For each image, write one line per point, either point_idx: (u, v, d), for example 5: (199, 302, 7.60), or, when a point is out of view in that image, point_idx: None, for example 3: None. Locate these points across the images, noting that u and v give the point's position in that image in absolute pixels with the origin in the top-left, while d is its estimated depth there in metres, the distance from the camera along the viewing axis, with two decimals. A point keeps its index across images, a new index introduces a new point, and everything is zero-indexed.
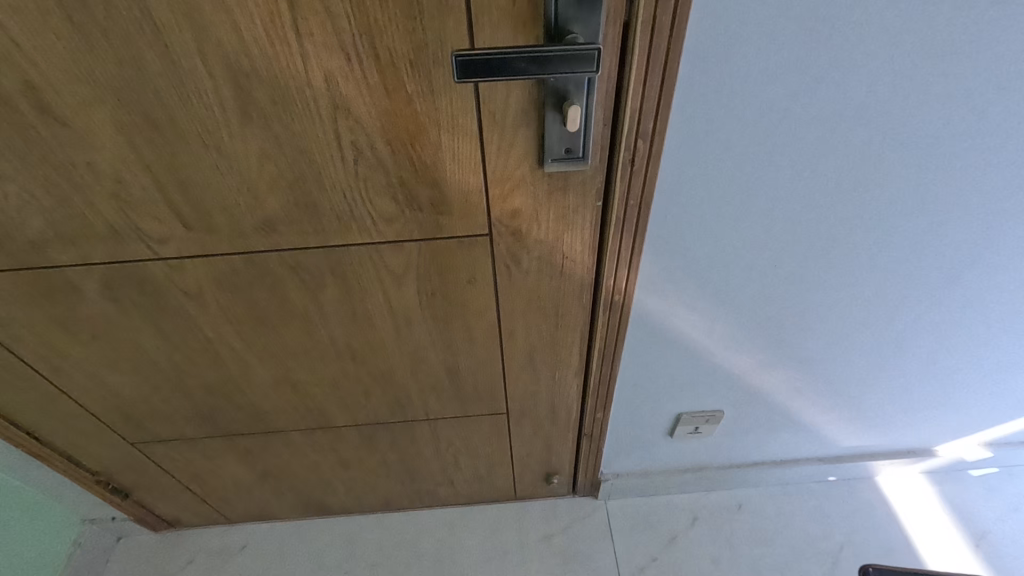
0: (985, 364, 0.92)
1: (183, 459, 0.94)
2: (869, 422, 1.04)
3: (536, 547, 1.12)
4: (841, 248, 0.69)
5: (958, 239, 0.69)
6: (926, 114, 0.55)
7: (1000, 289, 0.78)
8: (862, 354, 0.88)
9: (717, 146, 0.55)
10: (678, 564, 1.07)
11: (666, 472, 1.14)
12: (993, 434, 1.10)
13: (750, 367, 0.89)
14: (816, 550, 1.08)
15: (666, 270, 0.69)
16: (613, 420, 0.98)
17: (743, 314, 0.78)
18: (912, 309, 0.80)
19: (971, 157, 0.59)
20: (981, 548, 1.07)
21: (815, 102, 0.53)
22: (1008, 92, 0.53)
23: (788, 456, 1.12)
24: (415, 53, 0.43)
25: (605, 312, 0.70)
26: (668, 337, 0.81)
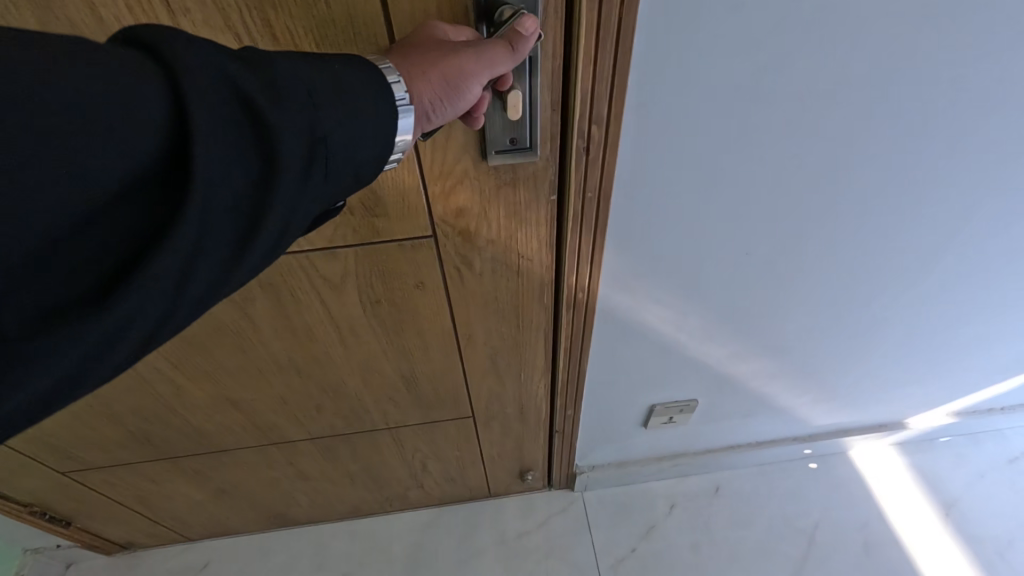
0: (955, 337, 0.91)
1: (125, 482, 0.87)
2: (843, 400, 1.04)
3: (512, 545, 1.09)
4: (815, 230, 0.65)
5: (935, 215, 0.66)
6: (906, 86, 0.50)
7: (972, 265, 0.76)
8: (837, 337, 0.86)
9: (680, 134, 0.50)
10: (657, 554, 1.06)
11: (642, 460, 1.12)
12: (962, 403, 1.11)
13: (723, 355, 0.86)
14: (793, 530, 1.08)
15: (631, 264, 0.65)
16: (585, 414, 0.94)
17: (715, 304, 0.74)
18: (886, 287, 0.77)
19: (953, 131, 0.55)
20: (950, 517, 1.08)
21: (786, 79, 0.47)
22: (987, 62, 0.49)
23: (763, 437, 1.11)
24: (318, 29, 0.42)
25: (569, 311, 0.65)
26: (638, 331, 0.77)
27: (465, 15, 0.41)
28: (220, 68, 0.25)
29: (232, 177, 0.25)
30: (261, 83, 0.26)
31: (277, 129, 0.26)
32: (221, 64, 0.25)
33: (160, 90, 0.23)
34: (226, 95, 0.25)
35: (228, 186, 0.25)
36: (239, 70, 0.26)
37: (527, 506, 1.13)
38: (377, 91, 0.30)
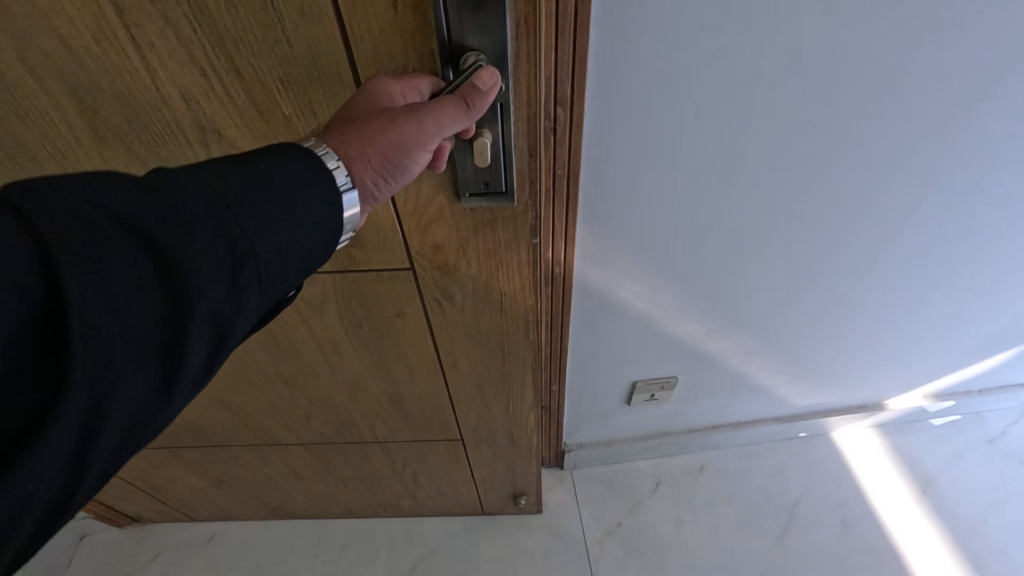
0: (935, 318, 0.93)
1: (130, 467, 0.91)
2: (818, 381, 1.07)
3: (504, 522, 1.13)
4: (781, 214, 0.69)
5: (898, 201, 0.69)
6: (852, 69, 0.52)
7: (941, 253, 0.79)
8: (810, 321, 0.90)
9: (640, 119, 0.56)
10: (641, 529, 1.11)
11: (630, 439, 1.15)
12: (939, 385, 1.14)
13: (699, 334, 0.91)
14: (773, 506, 1.12)
15: (604, 244, 0.71)
16: (569, 390, 1.01)
17: (688, 283, 0.80)
18: (858, 271, 0.80)
19: (904, 116, 0.58)
20: (926, 495, 1.12)
21: (733, 65, 0.51)
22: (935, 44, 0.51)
23: (747, 417, 1.15)
24: (283, 67, 0.40)
25: (549, 285, 0.75)
26: (616, 307, 0.84)
27: (430, 59, 0.39)
28: (103, 208, 0.25)
29: (128, 321, 0.24)
30: (159, 211, 0.25)
31: (178, 257, 0.25)
32: (104, 204, 0.25)
33: (36, 250, 0.23)
34: (114, 234, 0.24)
35: (123, 331, 0.24)
36: (127, 203, 0.25)
37: None
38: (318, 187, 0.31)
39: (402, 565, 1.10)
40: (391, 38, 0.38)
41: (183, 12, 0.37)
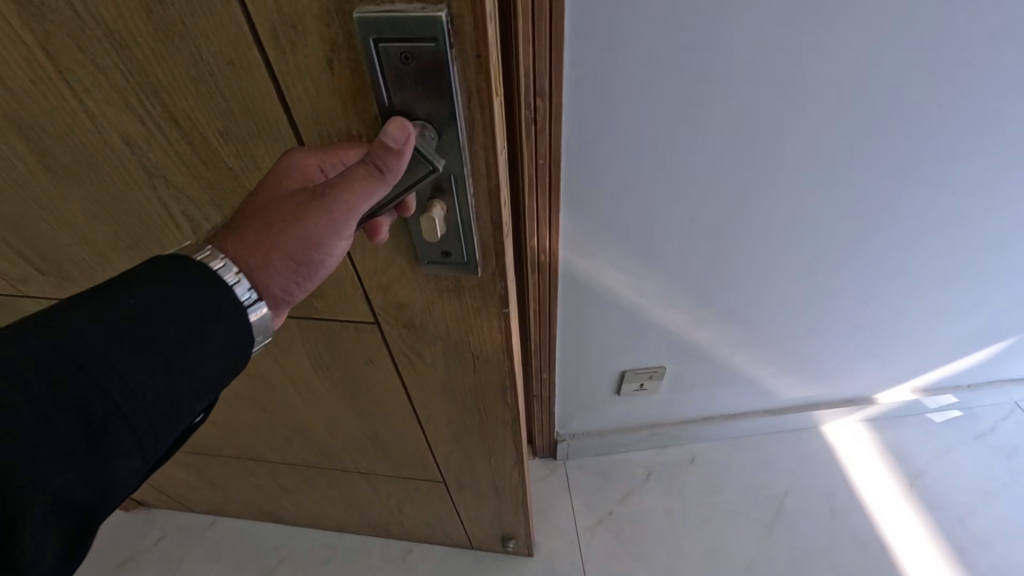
0: (910, 311, 0.97)
1: None
2: (810, 372, 1.08)
3: None
4: (754, 202, 0.73)
5: (866, 192, 0.73)
6: (808, 68, 0.57)
7: (912, 241, 0.83)
8: (792, 304, 0.93)
9: (614, 116, 0.61)
10: (631, 517, 1.13)
11: (621, 431, 1.16)
12: (928, 378, 1.14)
13: (684, 324, 0.95)
14: (762, 497, 1.13)
15: (588, 232, 0.77)
16: (561, 378, 1.04)
17: (670, 271, 0.84)
18: (834, 257, 0.84)
19: (862, 113, 0.63)
20: (915, 486, 1.13)
21: (697, 64, 0.56)
22: (889, 42, 0.55)
23: (735, 410, 1.15)
24: (223, 122, 0.36)
25: (535, 274, 0.79)
26: (603, 296, 0.89)
27: (376, 124, 0.34)
28: None
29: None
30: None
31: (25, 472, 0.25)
32: None
33: None
34: None
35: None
36: None
37: None
38: (222, 312, 0.31)
39: (396, 554, 1.13)
40: (332, 101, 0.33)
41: (113, 58, 0.33)
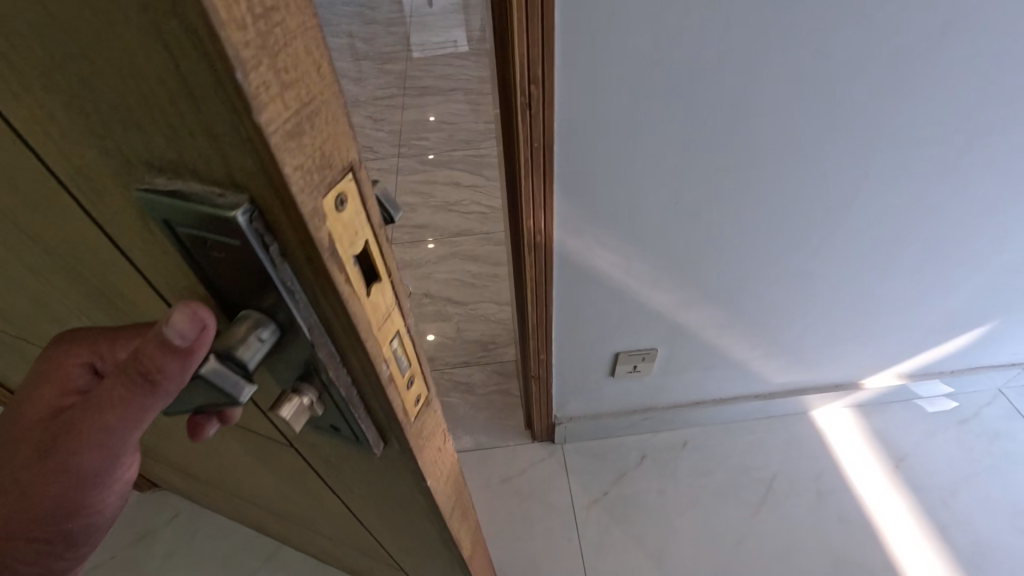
0: (887, 296, 1.01)
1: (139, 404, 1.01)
2: (796, 357, 1.12)
3: (496, 488, 1.20)
4: (731, 187, 0.75)
5: (828, 194, 0.79)
6: (780, 58, 0.61)
7: (877, 239, 0.89)
8: (775, 285, 0.94)
9: (599, 86, 0.60)
10: (626, 498, 1.17)
11: (612, 416, 1.20)
12: (911, 364, 1.21)
13: (674, 306, 0.94)
14: (752, 479, 1.19)
15: (579, 215, 0.74)
16: (560, 366, 1.04)
17: (659, 256, 0.83)
18: (806, 246, 0.88)
19: (839, 86, 0.65)
20: (899, 468, 1.19)
21: (677, 53, 0.58)
22: (824, 86, 0.65)
23: (725, 394, 1.20)
24: None
25: (531, 253, 0.78)
26: (593, 278, 0.85)
27: None
28: None
29: None
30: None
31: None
32: None
33: None
34: None
35: None
36: None
37: (511, 454, 1.25)
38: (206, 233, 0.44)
39: None
40: None
41: None
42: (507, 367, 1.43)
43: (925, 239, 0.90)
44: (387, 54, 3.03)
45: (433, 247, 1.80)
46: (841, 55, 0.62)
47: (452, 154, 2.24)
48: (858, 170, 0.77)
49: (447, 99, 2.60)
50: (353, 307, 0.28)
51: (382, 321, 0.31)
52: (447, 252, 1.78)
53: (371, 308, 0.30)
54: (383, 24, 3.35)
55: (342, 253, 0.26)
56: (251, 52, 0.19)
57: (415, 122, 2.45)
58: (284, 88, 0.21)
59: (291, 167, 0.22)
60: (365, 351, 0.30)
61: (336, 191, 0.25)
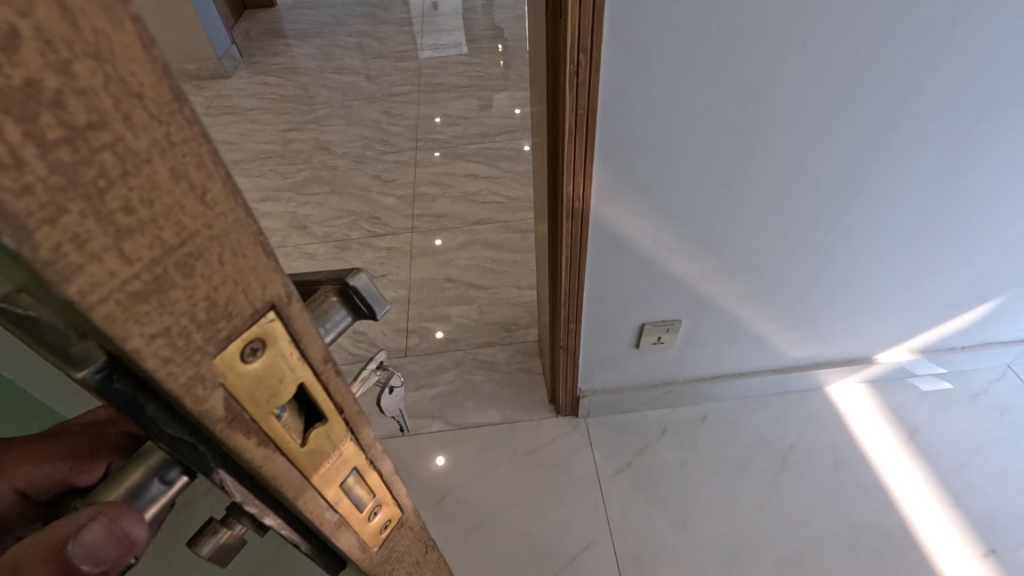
0: (904, 269, 1.05)
1: None
2: (812, 331, 1.16)
3: (523, 460, 1.24)
4: (757, 157, 0.79)
5: (849, 164, 0.83)
6: (809, 27, 0.65)
7: (895, 211, 0.93)
8: (796, 256, 0.98)
9: (640, 55, 0.64)
10: (648, 470, 1.21)
11: (635, 389, 1.25)
12: (924, 339, 1.25)
13: (699, 275, 0.98)
14: (770, 449, 1.23)
15: (614, 183, 0.79)
16: (587, 337, 1.08)
17: (687, 224, 0.88)
18: (827, 217, 0.92)
19: (863, 56, 0.69)
20: (913, 440, 1.23)
21: (714, 23, 0.63)
22: (849, 56, 0.69)
23: (743, 368, 1.25)
24: None
25: (568, 220, 0.82)
26: (625, 245, 0.90)
27: None
28: None
29: None
30: None
31: None
32: None
33: None
34: None
35: None
36: None
37: (535, 428, 1.29)
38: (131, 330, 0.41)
39: (430, 499, 1.20)
40: None
41: None
42: (530, 347, 1.47)
43: (940, 212, 0.94)
44: (402, 52, 3.10)
45: (453, 235, 1.85)
46: (865, 25, 0.66)
47: (468, 147, 2.29)
48: (879, 141, 0.81)
49: (462, 94, 2.66)
50: (274, 463, 0.27)
51: (315, 454, 0.30)
52: (467, 239, 1.83)
53: (306, 450, 0.29)
54: (396, 24, 3.41)
55: (255, 413, 0.24)
56: (47, 203, 0.14)
57: (431, 116, 2.51)
58: (127, 235, 0.16)
59: (142, 338, 0.18)
60: (282, 480, 0.29)
61: (249, 337, 0.22)
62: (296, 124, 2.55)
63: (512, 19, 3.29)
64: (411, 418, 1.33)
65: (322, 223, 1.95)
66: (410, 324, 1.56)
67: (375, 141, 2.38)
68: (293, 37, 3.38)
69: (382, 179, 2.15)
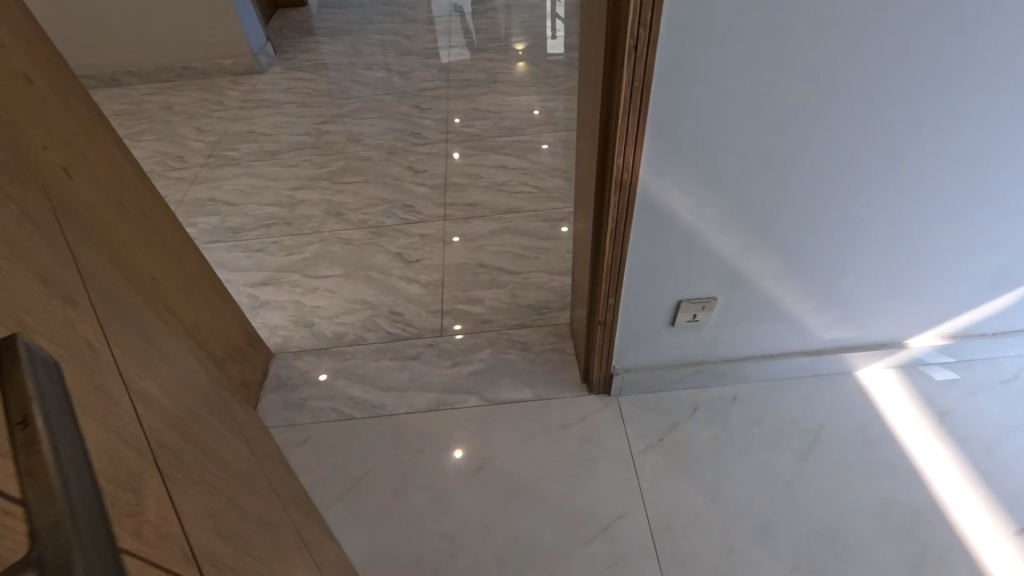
0: (940, 250, 1.06)
1: (207, 329, 1.19)
2: (844, 312, 1.19)
3: (557, 433, 1.28)
4: (800, 133, 0.83)
5: (888, 141, 0.86)
6: (856, 5, 0.68)
7: (932, 190, 0.95)
8: (831, 234, 1.01)
9: (693, 32, 0.69)
10: (680, 445, 1.24)
11: (668, 368, 1.28)
12: (954, 324, 1.26)
13: (736, 251, 1.02)
14: (800, 428, 1.26)
15: (663, 155, 0.83)
16: (626, 312, 1.12)
17: (727, 199, 0.91)
18: (864, 196, 0.94)
19: (910, 32, 0.72)
20: (943, 424, 1.24)
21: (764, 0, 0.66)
22: (892, 33, 0.72)
23: (776, 349, 1.28)
24: None
25: (617, 191, 0.87)
26: (668, 219, 0.94)
27: None
28: None
29: None
30: None
31: None
32: None
33: None
34: None
35: None
36: None
37: (569, 404, 1.34)
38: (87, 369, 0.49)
39: (468, 468, 1.24)
40: None
41: None
42: (561, 329, 1.52)
43: (978, 193, 0.96)
44: (430, 49, 3.17)
45: (485, 222, 1.91)
46: (910, 4, 0.69)
47: (497, 140, 2.35)
48: (918, 120, 0.83)
49: (490, 90, 2.71)
50: None
51: None
52: (498, 227, 1.88)
53: None
54: (423, 22, 3.49)
55: None
56: None
57: (460, 110, 2.58)
58: None
59: None
60: None
61: None
62: (329, 117, 2.62)
63: (536, 19, 3.35)
64: (449, 393, 1.38)
65: (358, 210, 2.01)
66: (445, 306, 1.61)
67: (405, 133, 2.44)
68: (324, 35, 3.47)
69: (414, 169, 2.21)
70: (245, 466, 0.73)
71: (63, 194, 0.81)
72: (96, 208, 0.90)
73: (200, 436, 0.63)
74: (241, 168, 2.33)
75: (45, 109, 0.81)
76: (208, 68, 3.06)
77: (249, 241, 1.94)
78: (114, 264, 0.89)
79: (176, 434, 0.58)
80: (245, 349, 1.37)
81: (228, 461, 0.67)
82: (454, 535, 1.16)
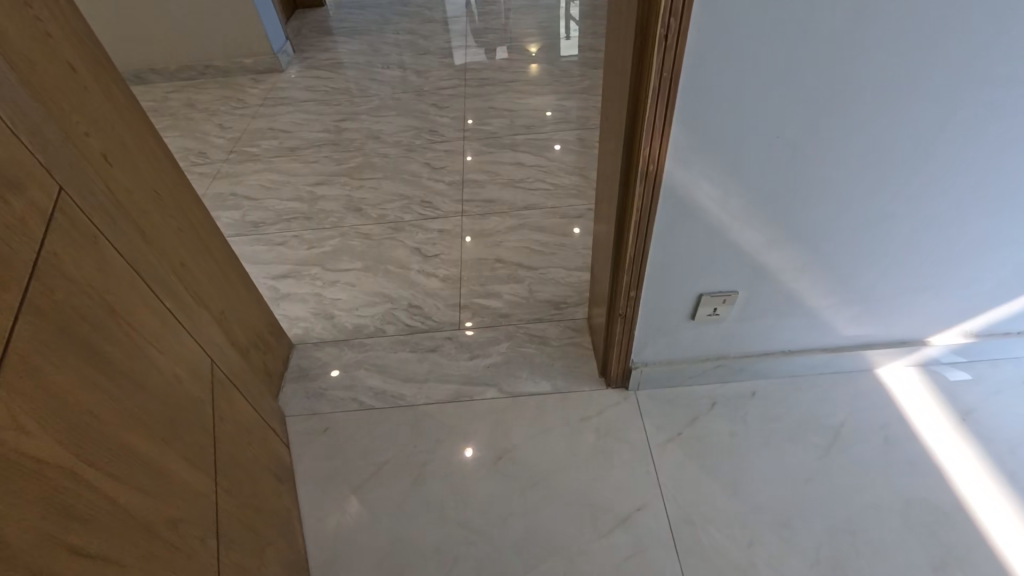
0: (966, 246, 1.05)
1: (233, 319, 1.21)
2: (865, 307, 1.19)
3: (575, 425, 1.29)
4: (827, 125, 0.83)
5: (916, 135, 0.85)
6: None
7: (959, 184, 0.94)
8: (855, 228, 1.01)
9: (722, 22, 0.69)
10: (698, 438, 1.25)
11: (687, 362, 1.29)
12: (979, 323, 1.25)
13: (759, 244, 1.02)
14: (820, 424, 1.25)
15: (689, 146, 0.84)
16: (646, 305, 1.13)
17: (753, 192, 0.92)
18: (889, 190, 0.94)
19: (942, 22, 0.72)
20: (966, 422, 1.23)
21: None
22: (923, 25, 0.72)
23: (795, 345, 1.27)
24: None
25: (642, 181, 0.88)
26: (692, 210, 0.94)
27: None
28: None
29: None
30: None
31: None
32: None
33: None
34: None
35: None
36: None
37: (587, 398, 1.34)
38: None
39: (486, 460, 1.26)
40: None
41: None
42: (579, 324, 1.52)
43: (1005, 188, 0.95)
44: (446, 49, 3.20)
45: (502, 219, 1.92)
46: None
47: (513, 138, 2.36)
48: (947, 114, 0.83)
49: (507, 88, 2.73)
50: None
51: None
52: (516, 223, 1.89)
53: None
54: (439, 22, 3.51)
55: None
56: None
57: (477, 108, 2.59)
58: None
59: None
60: None
61: None
62: (348, 114, 2.65)
63: (551, 19, 3.37)
64: (468, 385, 1.40)
65: (376, 206, 2.04)
66: (463, 299, 1.63)
67: (423, 131, 2.46)
68: (342, 35, 3.51)
69: (431, 166, 2.23)
70: (150, 526, 0.68)
71: (101, 177, 0.84)
72: (134, 192, 0.92)
73: (78, 505, 0.58)
74: (261, 164, 2.36)
75: (86, 96, 0.84)
76: (230, 66, 3.11)
77: (270, 235, 1.97)
78: (145, 247, 0.91)
79: (24, 512, 0.51)
80: (268, 339, 1.39)
81: (109, 532, 0.61)
82: (473, 525, 1.17)
